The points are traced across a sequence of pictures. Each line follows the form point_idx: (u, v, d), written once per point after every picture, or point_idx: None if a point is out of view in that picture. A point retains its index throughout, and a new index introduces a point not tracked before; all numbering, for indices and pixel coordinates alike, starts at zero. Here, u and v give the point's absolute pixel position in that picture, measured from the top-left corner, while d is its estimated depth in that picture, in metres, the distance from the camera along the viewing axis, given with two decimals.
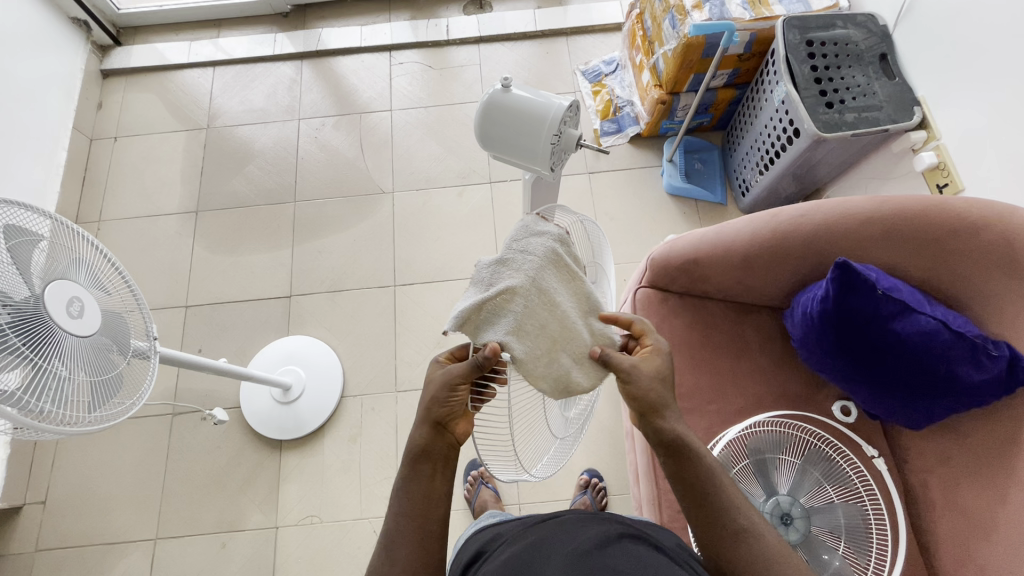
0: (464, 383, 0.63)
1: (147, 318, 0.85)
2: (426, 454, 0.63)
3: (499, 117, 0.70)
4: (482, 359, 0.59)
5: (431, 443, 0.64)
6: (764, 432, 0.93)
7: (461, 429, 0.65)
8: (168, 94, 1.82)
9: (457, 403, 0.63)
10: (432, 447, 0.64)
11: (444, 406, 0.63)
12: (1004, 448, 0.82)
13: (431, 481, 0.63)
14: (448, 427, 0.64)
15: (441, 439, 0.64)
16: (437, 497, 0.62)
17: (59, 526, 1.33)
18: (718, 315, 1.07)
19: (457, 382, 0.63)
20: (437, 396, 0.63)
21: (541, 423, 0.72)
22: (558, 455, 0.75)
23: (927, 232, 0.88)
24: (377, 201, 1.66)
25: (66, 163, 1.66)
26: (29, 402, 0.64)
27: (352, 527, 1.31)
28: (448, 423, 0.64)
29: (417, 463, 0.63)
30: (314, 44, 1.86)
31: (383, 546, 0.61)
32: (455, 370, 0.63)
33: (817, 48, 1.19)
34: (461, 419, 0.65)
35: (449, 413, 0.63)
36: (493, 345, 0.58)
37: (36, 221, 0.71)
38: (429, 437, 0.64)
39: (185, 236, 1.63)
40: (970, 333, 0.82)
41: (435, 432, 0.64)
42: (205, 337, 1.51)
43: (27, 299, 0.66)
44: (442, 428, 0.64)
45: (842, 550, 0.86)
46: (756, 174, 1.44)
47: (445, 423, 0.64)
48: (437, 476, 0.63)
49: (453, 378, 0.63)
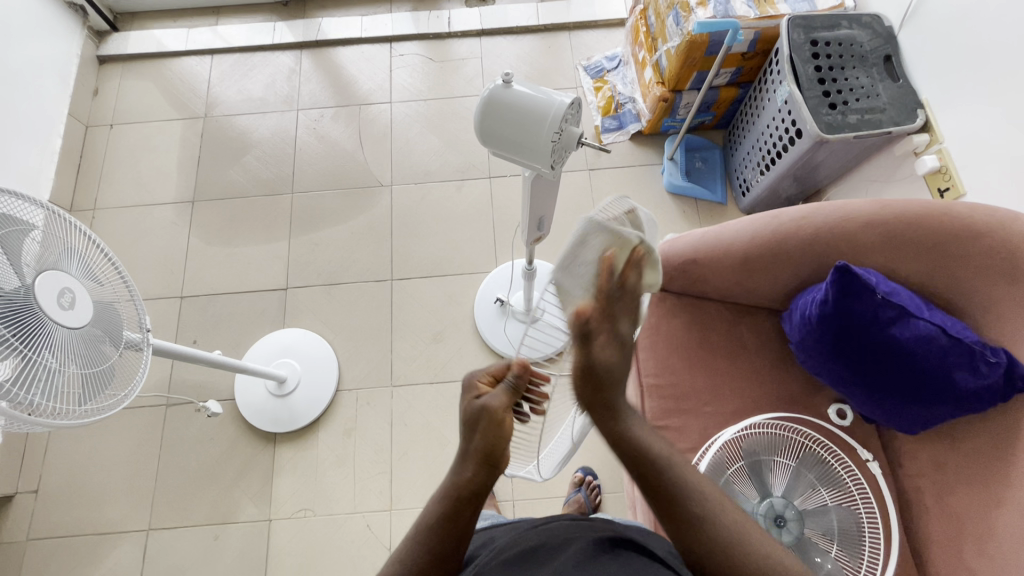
0: (509, 408, 0.60)
1: (140, 310, 0.84)
2: (473, 493, 0.59)
3: (500, 113, 0.69)
4: (514, 378, 0.62)
5: (483, 483, 0.59)
6: (759, 435, 0.93)
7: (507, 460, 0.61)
8: (165, 82, 1.80)
9: (504, 433, 0.59)
10: (480, 484, 0.59)
11: (493, 441, 0.59)
12: (999, 455, 0.82)
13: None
14: (495, 462, 0.59)
15: (489, 475, 0.59)
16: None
17: (51, 515, 1.33)
18: (716, 317, 1.07)
19: (504, 412, 0.60)
20: (487, 431, 0.59)
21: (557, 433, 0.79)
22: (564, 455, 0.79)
23: (927, 237, 0.87)
24: (375, 193, 1.64)
25: (62, 150, 1.64)
26: (18, 394, 0.64)
27: (346, 522, 1.31)
28: (501, 458, 0.60)
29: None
30: (313, 34, 1.84)
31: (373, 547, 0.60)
32: (495, 399, 0.60)
33: (821, 49, 1.17)
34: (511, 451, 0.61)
35: (500, 448, 0.59)
36: (521, 360, 0.61)
37: (28, 210, 0.70)
38: (480, 476, 0.59)
39: (181, 226, 1.62)
40: (968, 339, 0.82)
41: (485, 470, 0.59)
42: (200, 328, 1.50)
43: (17, 290, 0.65)
44: (493, 466, 0.59)
45: (834, 553, 0.86)
46: (756, 174, 1.43)
47: (497, 460, 0.59)
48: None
49: (495, 411, 0.59)
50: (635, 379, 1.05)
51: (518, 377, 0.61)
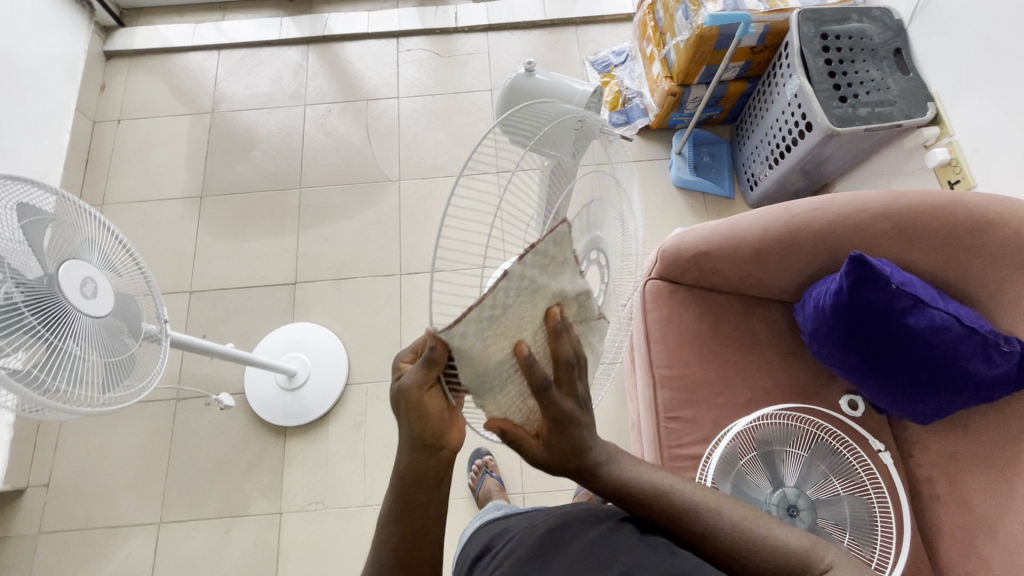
0: (428, 386, 0.48)
1: (158, 301, 0.84)
2: (421, 477, 0.55)
3: (519, 98, 0.73)
4: (429, 356, 0.46)
5: (428, 466, 0.55)
6: (772, 425, 0.94)
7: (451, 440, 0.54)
8: (172, 77, 1.80)
9: (429, 417, 0.51)
10: (424, 467, 0.55)
11: (421, 423, 0.51)
12: (1011, 444, 0.83)
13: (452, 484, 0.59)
14: (433, 447, 0.53)
15: (433, 461, 0.54)
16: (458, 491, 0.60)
17: (63, 509, 1.33)
18: (727, 308, 1.07)
19: (420, 391, 0.49)
20: (409, 414, 0.50)
21: None
22: None
23: (940, 227, 0.88)
24: (383, 188, 1.65)
25: (70, 145, 1.64)
26: (43, 380, 0.64)
27: (356, 514, 1.31)
28: (435, 439, 0.52)
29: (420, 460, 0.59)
30: (320, 29, 1.84)
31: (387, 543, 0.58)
32: (409, 378, 0.49)
33: (832, 41, 1.18)
34: (447, 429, 0.53)
35: (428, 430, 0.52)
36: (430, 334, 0.43)
37: (45, 198, 0.70)
38: (419, 461, 0.54)
39: (189, 221, 1.62)
40: (982, 329, 0.83)
41: (423, 452, 0.54)
42: (209, 323, 1.51)
43: (40, 278, 0.65)
44: (427, 448, 0.53)
45: (847, 542, 0.87)
46: (765, 168, 1.44)
47: (429, 441, 0.53)
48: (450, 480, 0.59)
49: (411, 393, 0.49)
50: (647, 370, 1.05)
51: (432, 360, 0.46)
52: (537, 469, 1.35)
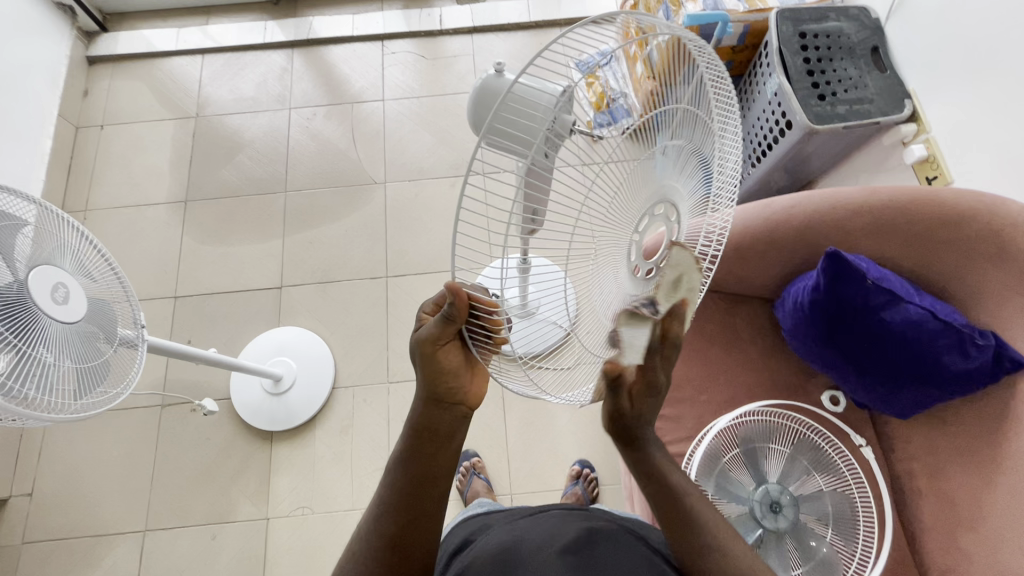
0: (443, 338, 0.57)
1: (135, 307, 0.84)
2: (433, 433, 0.61)
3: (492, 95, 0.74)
4: (449, 308, 0.53)
5: (441, 419, 0.61)
6: (754, 423, 0.94)
7: (467, 396, 0.61)
8: (156, 82, 1.79)
9: (447, 368, 0.58)
10: (436, 424, 0.60)
11: (439, 374, 0.58)
12: (988, 437, 0.84)
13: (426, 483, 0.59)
14: (448, 401, 0.60)
15: (447, 414, 0.61)
16: (433, 488, 0.61)
17: (47, 519, 1.32)
18: (710, 306, 1.08)
19: (435, 342, 0.57)
20: (425, 365, 0.58)
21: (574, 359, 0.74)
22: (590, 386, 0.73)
23: (915, 223, 0.89)
24: (369, 191, 1.65)
25: (52, 151, 1.63)
26: (14, 388, 0.64)
27: (344, 518, 1.31)
28: (448, 392, 0.59)
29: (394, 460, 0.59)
30: (305, 33, 1.84)
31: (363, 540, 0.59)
32: (426, 331, 0.57)
33: (810, 40, 1.19)
34: (463, 383, 0.60)
35: (444, 383, 0.59)
36: (447, 286, 0.51)
37: (21, 206, 0.70)
38: (433, 415, 0.60)
39: (174, 226, 1.61)
40: (957, 323, 0.83)
41: (437, 408, 0.60)
42: (195, 328, 1.50)
43: (11, 285, 0.65)
44: (442, 403, 0.60)
45: (829, 538, 0.88)
46: (748, 167, 1.45)
47: (445, 396, 0.60)
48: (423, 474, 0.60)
49: (429, 343, 0.57)
50: None
51: (453, 312, 0.54)
52: (525, 469, 1.35)
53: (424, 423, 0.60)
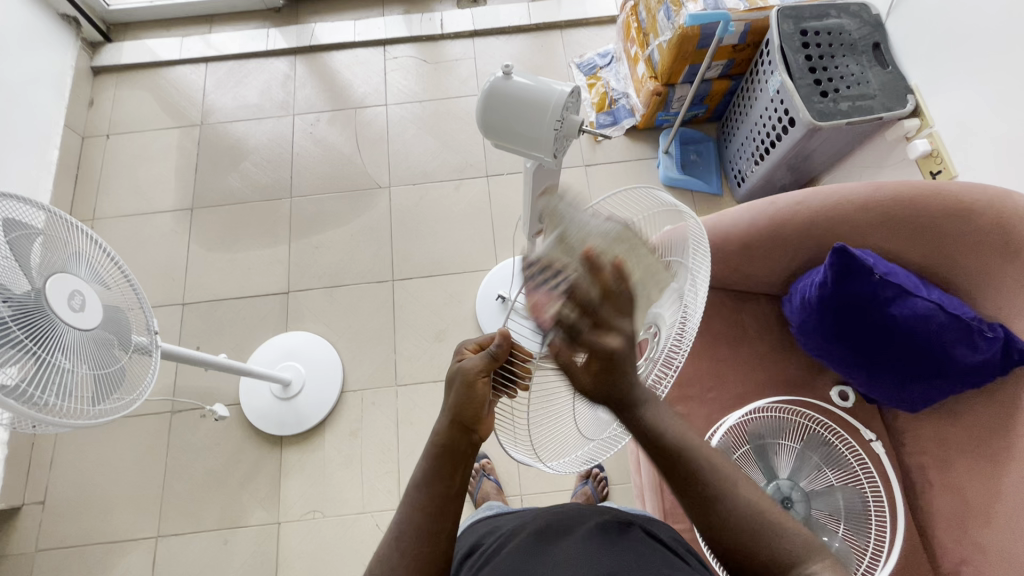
0: (484, 374, 0.58)
1: (147, 313, 0.85)
2: (451, 455, 0.61)
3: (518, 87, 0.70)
4: (495, 348, 0.56)
5: (461, 443, 0.61)
6: (765, 419, 0.95)
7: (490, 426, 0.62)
8: (160, 91, 1.81)
9: (477, 399, 0.59)
10: (455, 445, 0.61)
11: (471, 401, 0.59)
12: (999, 429, 0.84)
13: (441, 484, 0.60)
14: (472, 428, 0.61)
15: (465, 440, 0.61)
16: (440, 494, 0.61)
17: (60, 526, 1.33)
18: (717, 304, 1.08)
19: (476, 375, 0.58)
20: (458, 393, 0.59)
21: (570, 421, 0.64)
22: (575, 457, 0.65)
23: (921, 217, 0.89)
24: (374, 195, 1.65)
25: (59, 161, 1.64)
26: (33, 394, 0.65)
27: (355, 522, 1.31)
28: (473, 422, 0.60)
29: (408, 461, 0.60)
30: (307, 39, 1.85)
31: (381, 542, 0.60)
32: (471, 362, 0.59)
33: (811, 38, 1.19)
34: (485, 418, 0.60)
35: (471, 411, 0.59)
36: (501, 330, 0.54)
37: (33, 214, 0.70)
38: (452, 438, 0.60)
39: (180, 233, 1.62)
40: (966, 316, 0.84)
41: (458, 433, 0.60)
42: (203, 334, 1.51)
43: (28, 293, 0.66)
44: (465, 427, 0.60)
45: (841, 533, 0.88)
46: (751, 164, 1.45)
47: (469, 422, 0.60)
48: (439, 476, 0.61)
49: (469, 374, 0.59)
50: None
51: (499, 349, 0.56)
52: (534, 469, 1.35)
53: (443, 446, 0.61)
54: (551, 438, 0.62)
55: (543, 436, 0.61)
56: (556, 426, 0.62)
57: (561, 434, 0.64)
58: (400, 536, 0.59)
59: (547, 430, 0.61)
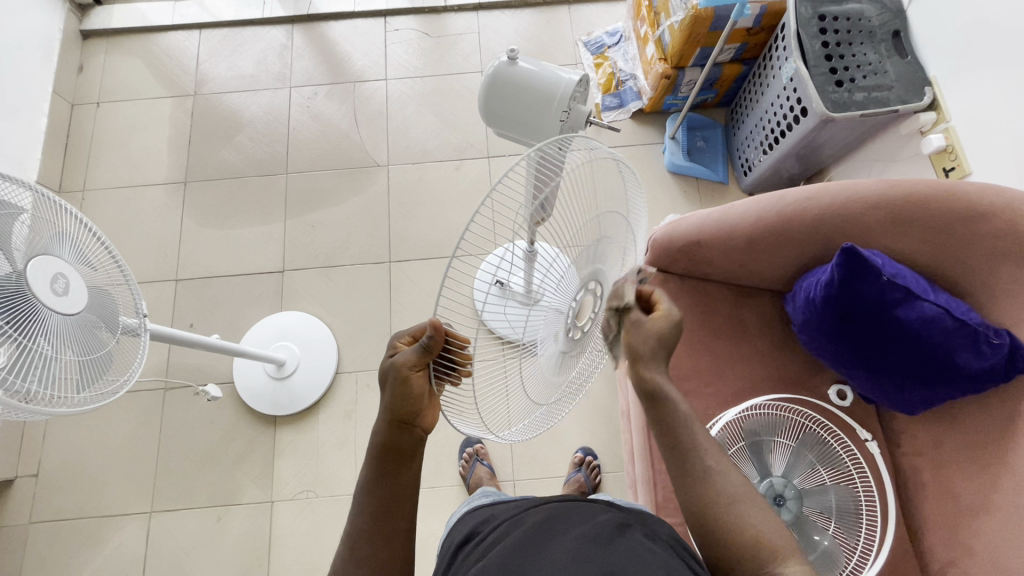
0: (418, 368, 0.55)
1: (136, 294, 0.83)
2: (396, 452, 0.59)
3: (513, 92, 0.67)
4: (427, 339, 0.52)
5: (400, 440, 0.59)
6: (760, 416, 0.94)
7: (432, 420, 0.59)
8: (152, 58, 1.75)
9: (412, 392, 0.56)
10: (399, 443, 0.59)
11: (403, 397, 0.56)
12: (997, 436, 0.83)
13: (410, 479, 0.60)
14: (410, 424, 0.58)
15: (406, 435, 0.58)
16: (407, 494, 0.60)
17: (52, 499, 1.33)
18: (719, 298, 1.07)
19: (409, 370, 0.55)
20: (394, 388, 0.56)
21: (518, 394, 0.64)
22: (528, 427, 0.67)
23: (934, 218, 0.87)
24: (372, 173, 1.62)
25: (48, 129, 1.59)
26: (14, 381, 0.63)
27: (347, 503, 1.32)
28: (408, 418, 0.57)
29: (393, 457, 0.59)
30: (305, 8, 1.78)
31: (362, 539, 0.58)
32: (401, 356, 0.55)
33: (829, 23, 1.14)
34: (425, 410, 0.57)
35: (408, 406, 0.57)
36: (430, 321, 0.49)
37: (17, 194, 0.67)
38: (394, 434, 0.58)
39: (174, 207, 1.59)
40: (973, 321, 0.83)
41: (399, 430, 0.58)
42: (196, 312, 1.49)
43: (9, 276, 0.63)
44: (401, 424, 0.57)
45: (831, 531, 0.88)
46: (759, 154, 1.42)
47: (407, 418, 0.57)
48: (410, 471, 0.60)
49: (402, 369, 0.55)
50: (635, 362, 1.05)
51: (431, 340, 0.51)
52: (528, 456, 1.36)
53: (387, 446, 0.59)
54: (500, 410, 0.61)
55: (494, 409, 0.60)
56: (506, 396, 0.62)
57: (515, 406, 0.64)
58: (378, 533, 0.59)
59: (496, 406, 0.60)
